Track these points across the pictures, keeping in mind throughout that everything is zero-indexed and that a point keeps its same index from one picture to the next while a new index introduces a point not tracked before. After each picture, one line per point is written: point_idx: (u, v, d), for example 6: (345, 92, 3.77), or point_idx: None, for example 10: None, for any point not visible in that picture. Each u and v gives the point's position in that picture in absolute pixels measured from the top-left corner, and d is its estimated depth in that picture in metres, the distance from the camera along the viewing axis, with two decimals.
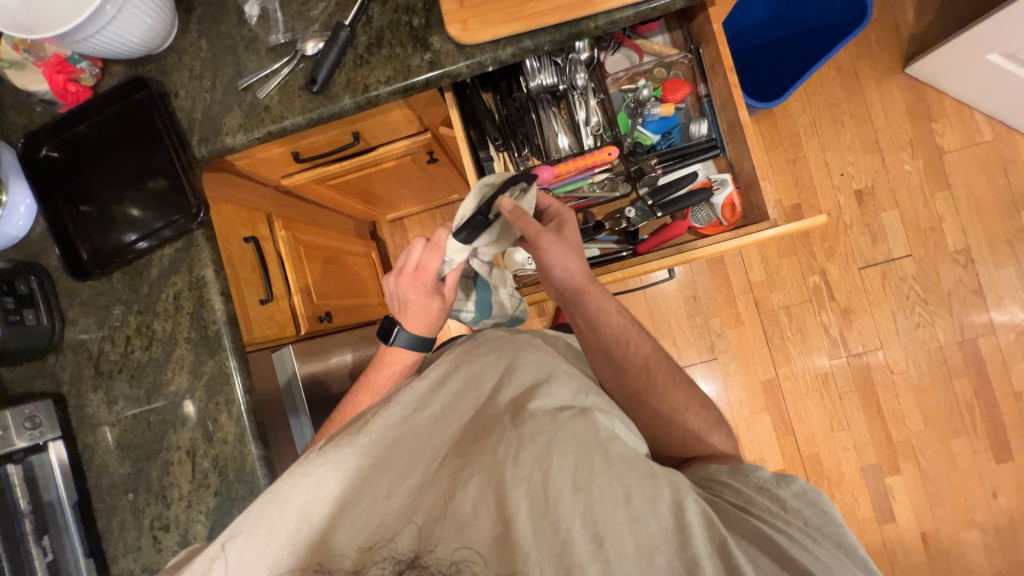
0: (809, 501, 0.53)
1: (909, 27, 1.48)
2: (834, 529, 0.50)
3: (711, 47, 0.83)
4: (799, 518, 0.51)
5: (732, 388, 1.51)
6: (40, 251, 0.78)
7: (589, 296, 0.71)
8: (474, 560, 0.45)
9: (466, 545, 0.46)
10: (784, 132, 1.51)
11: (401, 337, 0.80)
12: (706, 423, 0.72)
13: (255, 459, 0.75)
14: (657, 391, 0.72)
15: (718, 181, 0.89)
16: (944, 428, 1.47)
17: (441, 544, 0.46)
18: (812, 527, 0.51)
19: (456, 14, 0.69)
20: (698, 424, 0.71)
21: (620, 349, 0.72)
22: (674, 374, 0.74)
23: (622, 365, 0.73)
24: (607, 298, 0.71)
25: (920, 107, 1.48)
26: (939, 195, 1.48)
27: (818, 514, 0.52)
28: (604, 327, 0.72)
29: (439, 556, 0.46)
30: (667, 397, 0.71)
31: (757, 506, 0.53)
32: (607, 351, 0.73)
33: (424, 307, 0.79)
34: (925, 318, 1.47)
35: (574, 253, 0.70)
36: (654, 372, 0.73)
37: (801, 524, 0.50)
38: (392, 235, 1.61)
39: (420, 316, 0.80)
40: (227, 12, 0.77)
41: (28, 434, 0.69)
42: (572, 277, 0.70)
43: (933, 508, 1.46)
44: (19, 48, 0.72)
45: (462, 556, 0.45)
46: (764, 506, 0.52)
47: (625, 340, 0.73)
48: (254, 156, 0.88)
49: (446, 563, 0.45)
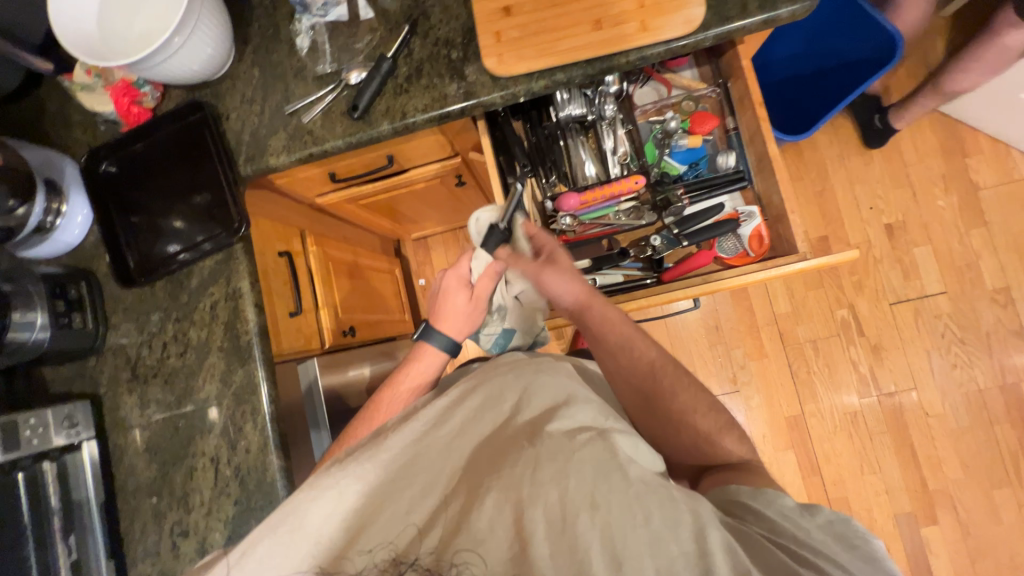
0: (837, 534, 0.51)
1: (940, 64, 1.48)
2: (864, 550, 0.50)
3: (740, 82, 0.85)
4: (828, 550, 0.50)
5: (755, 423, 1.46)
6: (91, 258, 0.83)
7: (590, 311, 0.76)
8: (474, 561, 0.46)
9: (470, 550, 0.46)
10: (810, 164, 1.50)
11: (435, 338, 0.82)
12: (716, 425, 0.71)
13: (275, 470, 0.76)
14: (664, 395, 0.73)
15: (746, 213, 0.89)
16: (985, 477, 1.38)
17: (444, 548, 0.47)
18: (842, 558, 0.49)
19: (493, 48, 0.73)
20: (708, 427, 0.71)
21: (626, 358, 0.75)
22: (682, 376, 0.75)
23: (628, 377, 0.75)
24: (607, 310, 0.76)
25: (952, 143, 1.46)
26: (975, 232, 1.44)
27: (847, 547, 0.50)
28: (609, 337, 0.75)
29: (440, 560, 0.46)
30: (673, 406, 0.72)
31: (785, 536, 0.51)
32: (614, 357, 0.76)
33: (462, 310, 0.83)
34: (962, 358, 1.41)
35: (570, 278, 0.77)
36: (660, 379, 0.74)
37: (829, 555, 0.49)
38: (416, 253, 1.64)
39: (458, 319, 0.83)
40: (280, 43, 0.82)
41: (65, 432, 0.72)
42: (575, 298, 0.77)
43: (974, 565, 1.37)
44: (92, 73, 0.79)
45: (461, 558, 0.46)
46: (792, 536, 0.51)
47: (631, 348, 0.75)
48: (294, 176, 0.92)
49: (446, 564, 0.46)
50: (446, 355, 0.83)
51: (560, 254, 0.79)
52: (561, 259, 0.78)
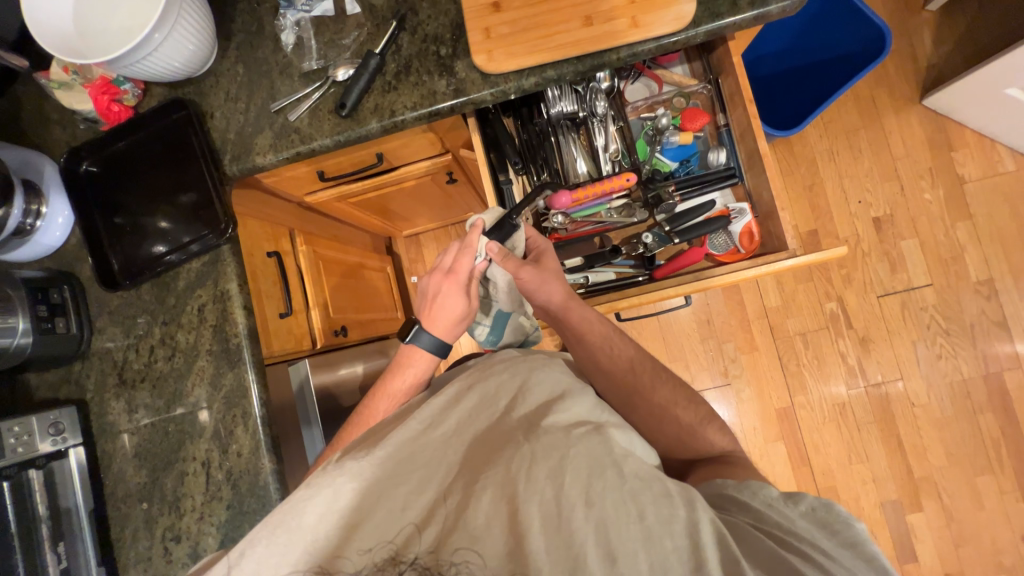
0: (819, 520, 0.52)
1: (927, 58, 1.49)
2: (846, 535, 0.50)
3: (731, 78, 0.85)
4: (810, 536, 0.50)
5: (746, 415, 1.48)
6: (74, 261, 0.81)
7: (571, 312, 0.77)
8: (474, 561, 0.46)
9: (468, 548, 0.46)
10: (800, 159, 1.51)
11: (423, 339, 0.80)
12: (698, 417, 0.74)
13: (268, 473, 0.75)
14: (645, 393, 0.75)
15: (737, 210, 0.89)
16: (968, 464, 1.42)
17: (439, 548, 0.47)
18: (825, 544, 0.49)
19: (483, 45, 0.72)
20: (691, 419, 0.74)
21: (605, 357, 0.77)
22: (660, 373, 0.78)
23: (607, 373, 0.77)
24: (587, 311, 0.78)
25: (939, 136, 1.48)
26: (960, 225, 1.46)
27: (830, 533, 0.50)
28: (588, 335, 0.77)
29: (439, 558, 0.46)
30: (655, 405, 0.74)
31: (769, 524, 0.52)
32: (593, 357, 0.78)
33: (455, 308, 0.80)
34: (947, 349, 1.44)
35: (554, 278, 0.77)
36: (640, 374, 0.77)
37: (813, 541, 0.49)
38: (408, 250, 1.63)
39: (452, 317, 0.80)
40: (265, 39, 0.80)
41: (51, 439, 0.71)
42: (557, 297, 0.77)
43: (957, 550, 1.41)
44: (70, 70, 0.76)
45: (461, 557, 0.46)
46: (775, 523, 0.52)
47: (609, 347, 0.78)
48: (282, 175, 0.91)
49: (445, 564, 0.46)
50: (436, 355, 0.81)
51: (547, 257, 0.80)
52: (547, 263, 0.79)
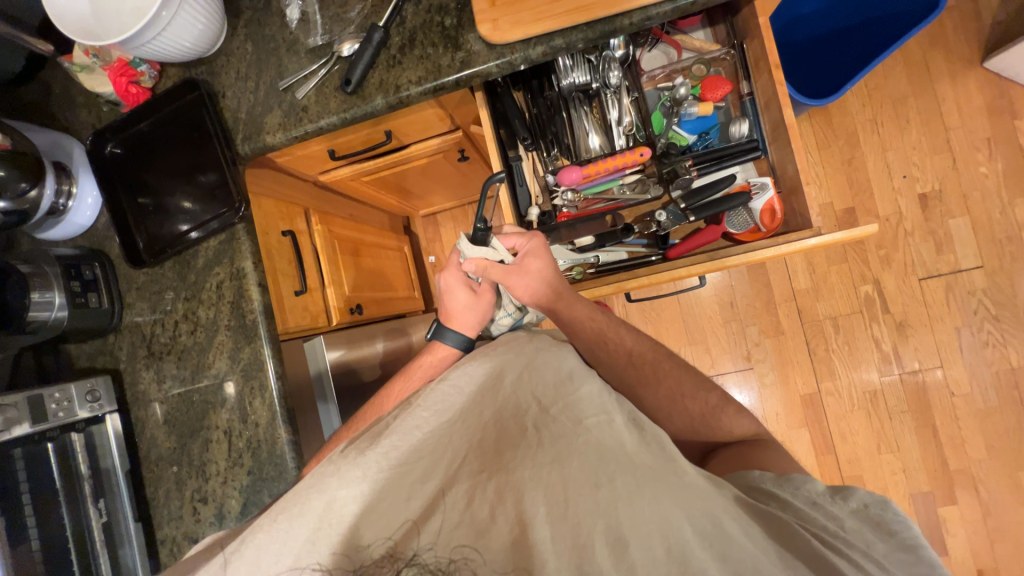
0: (872, 518, 0.50)
1: (992, 16, 1.34)
2: (903, 537, 0.48)
3: (757, 41, 0.79)
4: (859, 537, 0.48)
5: (769, 400, 1.43)
6: (103, 240, 0.86)
7: (563, 301, 0.76)
8: (473, 557, 0.44)
9: (468, 543, 0.45)
10: (839, 130, 1.40)
11: (450, 337, 0.81)
12: (697, 411, 0.74)
13: (285, 442, 0.79)
14: (648, 383, 0.75)
15: (758, 185, 0.84)
16: (1012, 458, 1.33)
17: (440, 541, 0.45)
18: (878, 547, 0.47)
19: (488, 13, 0.69)
20: (695, 413, 0.74)
21: (610, 342, 0.76)
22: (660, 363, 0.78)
23: (613, 356, 0.76)
24: (574, 308, 0.76)
25: (1000, 104, 1.34)
26: (1019, 202, 1.33)
27: (886, 536, 0.48)
28: (590, 329, 0.77)
29: (438, 554, 0.44)
30: (658, 395, 0.74)
31: (815, 524, 0.49)
32: (595, 347, 0.77)
33: (462, 312, 0.81)
34: (996, 337, 1.34)
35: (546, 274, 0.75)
36: (642, 365, 0.76)
37: (866, 549, 0.47)
38: (425, 230, 1.65)
39: (463, 319, 0.81)
40: (273, 16, 0.80)
41: (88, 406, 0.75)
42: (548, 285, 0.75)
43: (992, 545, 1.34)
44: (90, 53, 0.78)
45: (461, 553, 0.44)
46: (823, 525, 0.49)
47: (608, 341, 0.77)
48: (294, 153, 0.92)
49: (444, 561, 0.44)
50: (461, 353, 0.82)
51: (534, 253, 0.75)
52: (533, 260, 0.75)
